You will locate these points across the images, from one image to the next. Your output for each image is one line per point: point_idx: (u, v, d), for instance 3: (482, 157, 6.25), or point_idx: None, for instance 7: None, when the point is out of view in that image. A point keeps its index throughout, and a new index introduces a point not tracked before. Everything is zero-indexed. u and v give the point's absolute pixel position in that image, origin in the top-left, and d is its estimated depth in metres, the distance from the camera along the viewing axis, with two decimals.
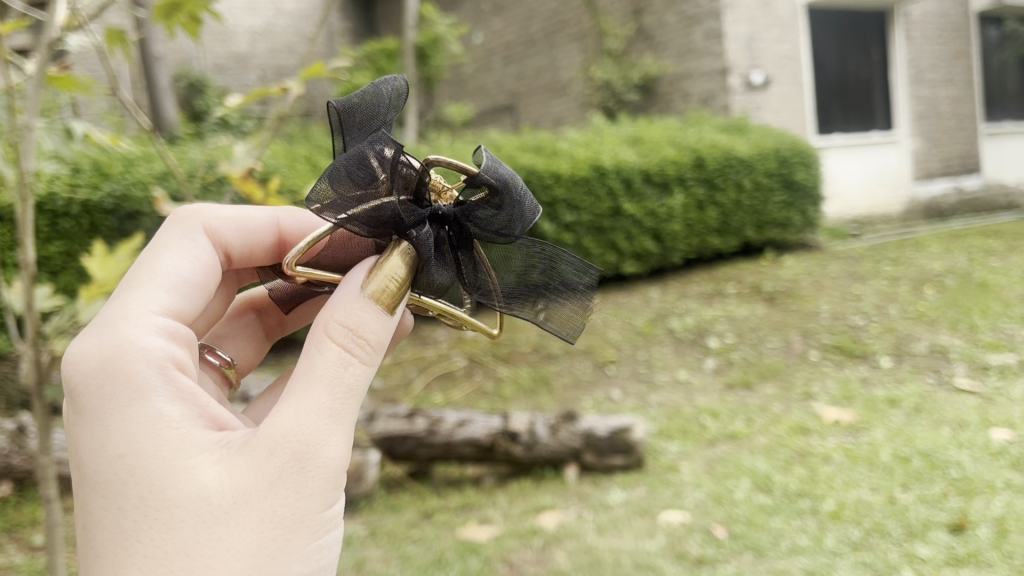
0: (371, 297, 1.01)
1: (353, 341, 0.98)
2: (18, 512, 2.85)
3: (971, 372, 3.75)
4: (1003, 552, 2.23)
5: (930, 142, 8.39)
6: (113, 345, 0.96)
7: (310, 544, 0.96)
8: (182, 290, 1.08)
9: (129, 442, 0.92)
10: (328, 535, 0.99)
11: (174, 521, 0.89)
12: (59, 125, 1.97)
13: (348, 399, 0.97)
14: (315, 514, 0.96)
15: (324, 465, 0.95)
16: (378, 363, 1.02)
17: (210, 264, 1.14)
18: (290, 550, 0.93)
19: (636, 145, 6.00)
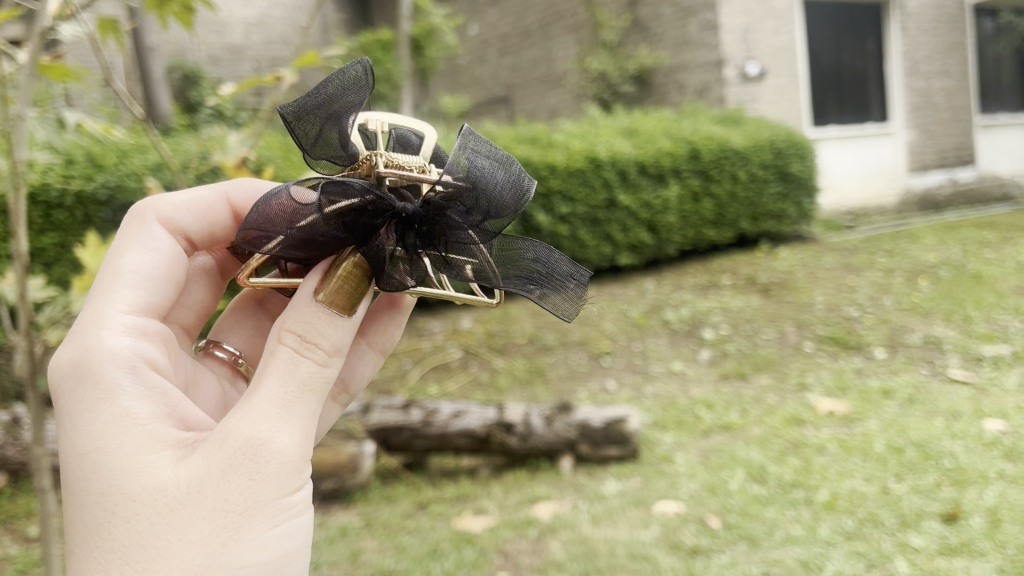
0: (324, 298, 1.02)
1: (306, 343, 0.99)
2: (12, 503, 2.84)
3: (964, 363, 3.77)
4: (996, 542, 2.24)
5: (925, 133, 8.40)
6: (83, 348, 1.00)
7: (268, 531, 0.97)
8: (147, 285, 1.11)
9: (93, 440, 0.94)
10: (289, 523, 0.99)
11: (130, 514, 0.91)
12: (51, 116, 1.95)
13: (302, 393, 0.99)
14: (271, 502, 0.96)
15: (275, 455, 0.95)
16: (336, 360, 1.03)
17: (171, 253, 1.15)
18: (245, 538, 0.94)
19: (632, 137, 5.99)
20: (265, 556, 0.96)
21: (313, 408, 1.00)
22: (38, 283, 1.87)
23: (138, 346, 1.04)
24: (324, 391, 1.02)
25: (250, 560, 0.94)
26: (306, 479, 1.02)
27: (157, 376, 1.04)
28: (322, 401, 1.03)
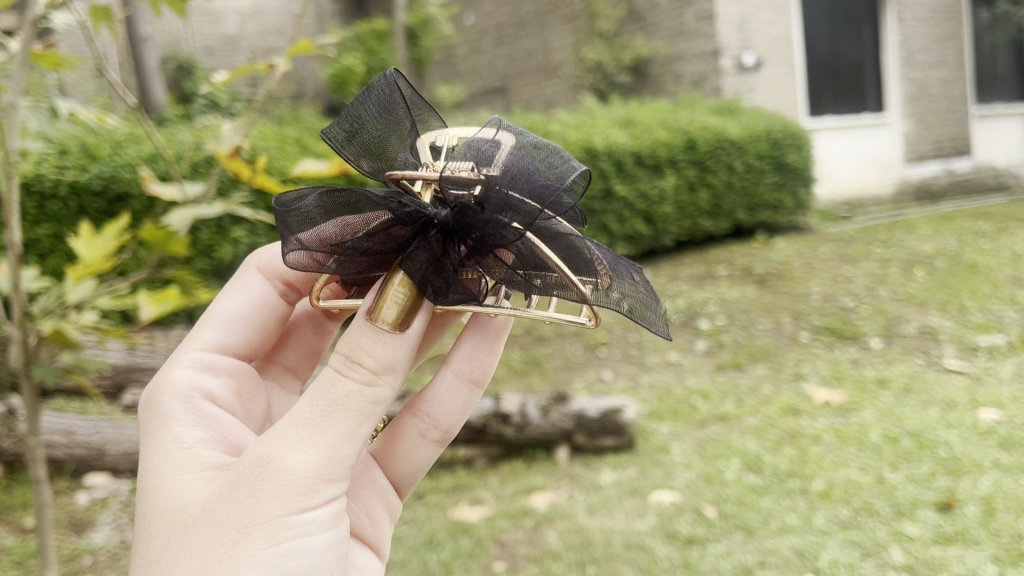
0: (372, 315, 0.96)
1: (349, 362, 0.97)
2: (8, 494, 2.83)
3: (960, 353, 3.77)
4: (990, 530, 2.25)
5: (921, 124, 8.39)
6: (157, 385, 1.18)
7: (270, 550, 0.98)
8: (228, 327, 1.30)
9: (146, 464, 1.08)
10: (297, 542, 0.99)
11: (156, 529, 1.01)
12: (44, 105, 1.93)
13: (330, 413, 0.97)
14: (275, 521, 0.98)
15: (280, 474, 0.97)
16: (385, 381, 0.98)
17: (260, 297, 1.33)
18: (242, 555, 0.96)
19: (628, 127, 5.98)
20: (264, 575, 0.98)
21: (344, 431, 0.98)
22: (31, 273, 1.86)
23: (198, 381, 1.21)
24: (368, 411, 0.99)
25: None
26: (326, 499, 1.01)
27: (215, 411, 1.16)
28: (366, 421, 0.99)
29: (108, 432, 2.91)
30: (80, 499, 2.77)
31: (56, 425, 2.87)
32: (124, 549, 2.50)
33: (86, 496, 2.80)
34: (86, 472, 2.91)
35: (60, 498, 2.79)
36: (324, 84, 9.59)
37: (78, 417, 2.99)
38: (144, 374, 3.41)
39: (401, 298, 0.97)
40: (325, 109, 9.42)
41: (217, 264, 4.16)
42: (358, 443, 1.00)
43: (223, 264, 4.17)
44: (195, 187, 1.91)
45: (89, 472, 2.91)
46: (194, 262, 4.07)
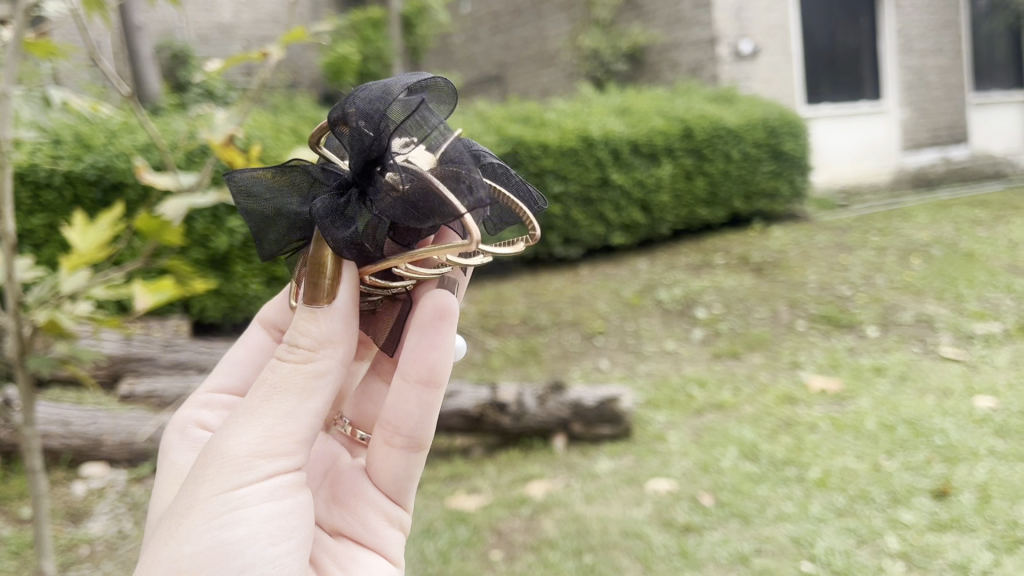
0: (305, 298, 1.04)
1: (288, 345, 1.04)
2: (4, 484, 2.82)
3: (956, 341, 3.78)
4: (985, 517, 2.26)
5: (918, 112, 8.38)
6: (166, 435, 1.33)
7: (211, 527, 1.01)
8: (233, 372, 1.43)
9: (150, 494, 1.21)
10: (237, 516, 1.02)
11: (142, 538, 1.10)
12: (37, 94, 1.92)
13: (269, 395, 1.03)
14: (217, 500, 1.02)
15: (220, 457, 1.02)
16: (325, 356, 1.04)
17: (260, 346, 1.44)
18: (184, 532, 1.00)
19: (625, 116, 5.95)
20: (204, 548, 1.00)
21: (282, 411, 1.03)
22: (25, 263, 1.85)
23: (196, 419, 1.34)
24: (310, 388, 1.04)
25: (185, 554, 0.99)
26: (267, 477, 1.04)
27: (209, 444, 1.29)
28: (309, 399, 1.04)
29: (105, 422, 2.91)
30: (77, 489, 2.77)
31: (52, 416, 2.87)
32: (121, 540, 2.50)
33: (82, 486, 2.79)
34: (83, 463, 2.90)
35: (57, 488, 2.78)
36: (319, 73, 9.55)
37: (74, 407, 2.99)
38: (139, 364, 3.43)
39: (330, 269, 1.04)
40: (321, 98, 9.39)
41: (212, 253, 4.15)
42: (301, 422, 1.05)
43: (218, 253, 4.17)
44: (189, 177, 1.90)
45: (86, 462, 2.90)
46: (189, 252, 4.05)
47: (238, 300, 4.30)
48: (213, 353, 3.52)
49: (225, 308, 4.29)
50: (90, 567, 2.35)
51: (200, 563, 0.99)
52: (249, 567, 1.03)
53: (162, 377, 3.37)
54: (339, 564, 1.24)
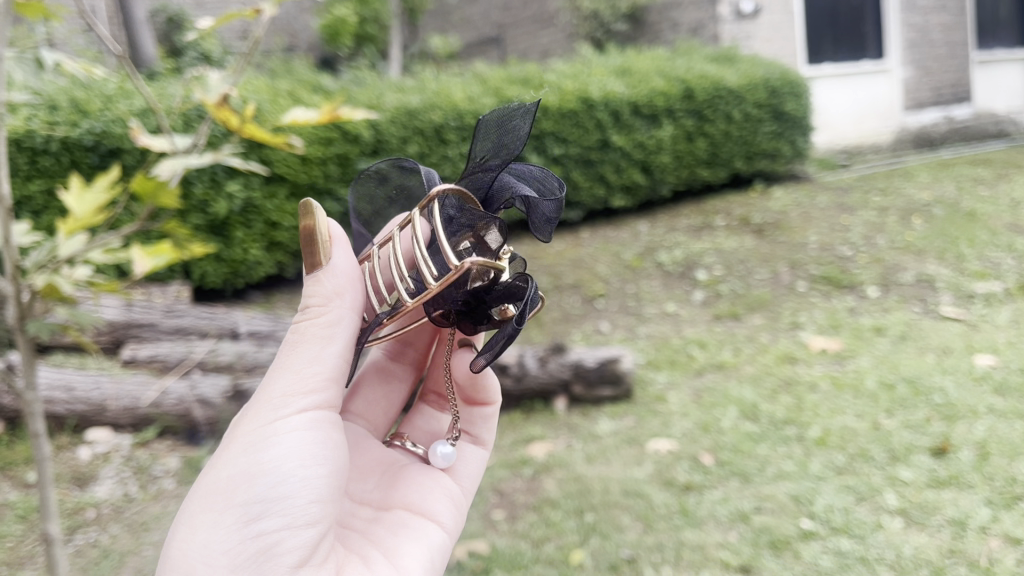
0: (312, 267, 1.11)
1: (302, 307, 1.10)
2: (11, 450, 2.82)
3: (957, 300, 3.77)
4: (984, 474, 2.28)
5: (921, 70, 8.28)
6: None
7: (244, 454, 1.08)
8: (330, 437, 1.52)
9: None
10: (266, 446, 1.09)
11: None
12: (30, 55, 1.88)
13: (296, 343, 1.11)
14: (251, 432, 1.10)
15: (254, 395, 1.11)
16: (335, 306, 1.10)
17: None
18: (221, 459, 1.08)
19: (625, 77, 5.89)
20: (238, 470, 1.08)
21: (307, 354, 1.10)
22: (24, 228, 1.83)
23: None
24: (329, 333, 1.10)
25: (221, 476, 1.07)
26: (300, 411, 1.11)
27: None
28: (330, 343, 1.10)
29: (108, 387, 2.94)
30: (83, 454, 2.77)
31: (55, 382, 2.88)
32: (127, 503, 2.53)
33: (88, 451, 2.80)
34: (87, 428, 2.91)
35: (62, 453, 2.79)
36: (317, 36, 9.44)
37: (77, 372, 3.01)
38: (140, 329, 3.43)
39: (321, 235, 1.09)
40: (318, 62, 9.30)
41: (212, 219, 4.15)
42: (326, 362, 1.11)
43: (218, 219, 4.16)
44: (184, 138, 1.86)
45: (91, 427, 2.92)
46: (190, 217, 4.05)
47: (239, 266, 4.32)
48: (214, 318, 3.54)
49: (226, 274, 4.31)
50: (97, 530, 2.38)
51: (233, 483, 1.07)
52: (279, 485, 1.08)
53: (164, 342, 3.39)
54: (391, 531, 1.29)
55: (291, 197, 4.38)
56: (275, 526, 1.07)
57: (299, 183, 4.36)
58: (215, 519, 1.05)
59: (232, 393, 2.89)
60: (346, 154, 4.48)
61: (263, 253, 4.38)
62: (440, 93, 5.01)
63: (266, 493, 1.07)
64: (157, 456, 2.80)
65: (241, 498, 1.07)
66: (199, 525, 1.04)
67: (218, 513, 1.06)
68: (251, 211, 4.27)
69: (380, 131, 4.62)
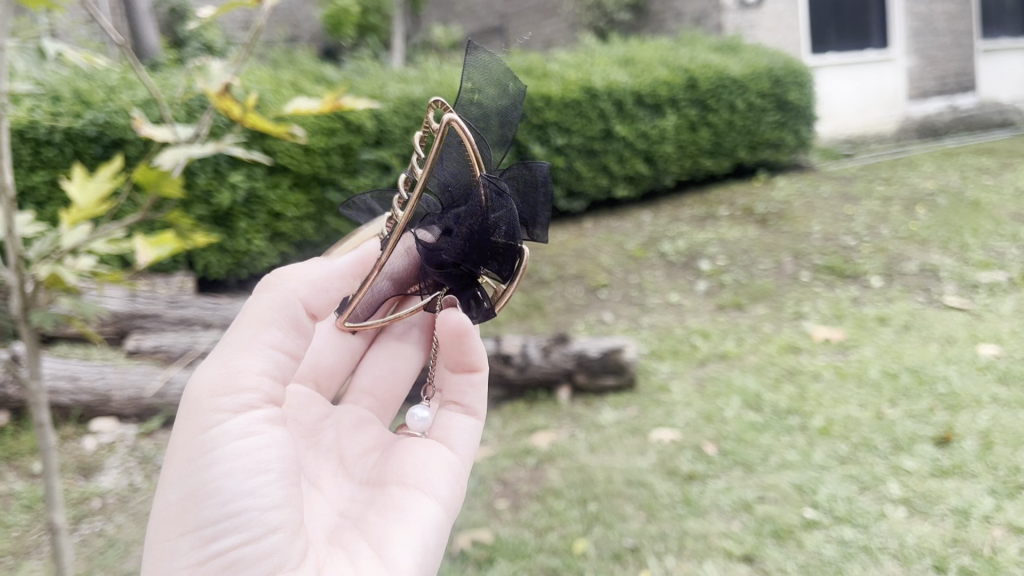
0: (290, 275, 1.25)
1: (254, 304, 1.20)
2: (16, 440, 2.83)
3: (960, 290, 3.77)
4: (987, 463, 2.28)
5: (925, 59, 8.22)
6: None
7: (189, 475, 1.09)
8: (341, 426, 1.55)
9: None
10: (209, 461, 1.10)
11: None
12: (32, 45, 1.87)
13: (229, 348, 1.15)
14: (191, 448, 1.11)
15: (190, 405, 1.12)
16: (270, 302, 1.17)
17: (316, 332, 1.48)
18: (169, 481, 1.10)
19: (628, 66, 5.87)
20: (187, 483, 1.09)
21: (240, 344, 1.15)
22: (28, 219, 1.82)
23: None
24: (264, 325, 1.16)
25: (171, 501, 1.09)
26: (234, 415, 1.12)
27: None
28: (260, 336, 1.16)
29: (113, 377, 2.94)
30: (88, 444, 2.78)
31: (60, 372, 2.89)
32: (132, 493, 2.54)
33: (93, 441, 2.81)
34: (92, 418, 2.92)
35: (67, 443, 2.79)
36: (319, 27, 9.41)
37: (81, 363, 3.02)
38: (143, 320, 3.44)
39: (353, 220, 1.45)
40: (321, 53, 9.28)
41: (215, 210, 4.14)
42: (258, 354, 1.16)
43: (221, 209, 4.16)
44: (186, 128, 1.85)
45: (96, 418, 2.92)
46: (193, 208, 4.04)
47: (242, 257, 4.31)
48: (218, 309, 3.57)
49: (230, 265, 4.30)
50: (102, 519, 2.39)
51: (187, 497, 1.09)
52: (229, 499, 1.09)
53: (168, 333, 3.39)
54: (381, 513, 1.27)
55: (294, 187, 4.38)
56: (234, 540, 1.08)
57: (302, 173, 4.37)
58: (174, 546, 1.07)
59: None
60: (349, 144, 4.47)
61: (266, 244, 4.37)
62: (442, 84, 5.01)
63: (219, 499, 1.09)
64: (161, 445, 2.81)
65: (193, 520, 1.08)
66: (161, 555, 1.07)
67: (176, 539, 1.08)
68: (254, 201, 4.27)
69: (383, 121, 4.61)
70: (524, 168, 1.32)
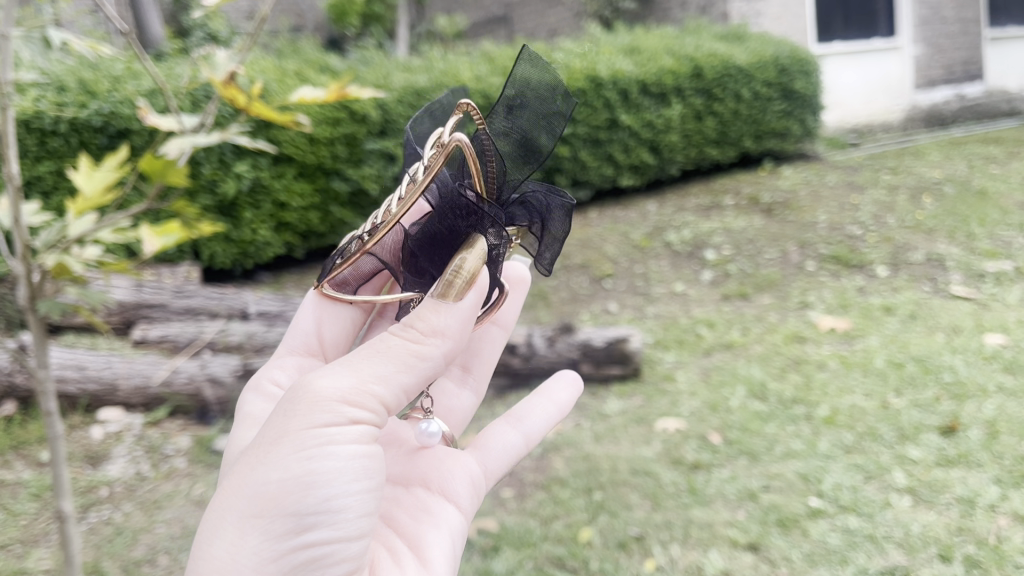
0: (435, 291, 1.11)
1: (403, 324, 1.09)
2: (23, 429, 2.84)
3: (967, 279, 3.76)
4: (993, 453, 2.28)
5: (931, 48, 8.12)
6: (258, 385, 1.45)
7: (299, 462, 1.05)
8: None
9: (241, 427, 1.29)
10: (320, 460, 1.05)
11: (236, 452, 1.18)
12: (36, 33, 1.86)
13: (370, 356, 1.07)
14: (306, 439, 1.05)
15: (314, 396, 1.05)
16: (432, 343, 1.08)
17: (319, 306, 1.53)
18: (273, 460, 1.04)
19: (633, 55, 5.85)
20: (289, 477, 1.04)
21: (383, 371, 1.06)
22: (33, 209, 1.81)
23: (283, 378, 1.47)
24: (413, 367, 1.07)
25: (273, 479, 1.04)
26: (355, 426, 1.06)
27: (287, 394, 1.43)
28: (405, 370, 1.07)
29: (120, 367, 2.95)
30: (95, 433, 2.79)
31: (66, 361, 2.90)
32: (139, 482, 2.55)
33: (100, 430, 2.81)
34: (99, 408, 2.93)
35: (75, 432, 2.81)
36: (324, 16, 9.39)
37: (87, 352, 3.03)
38: (150, 310, 3.45)
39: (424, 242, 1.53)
40: (324, 41, 9.27)
41: (220, 200, 4.15)
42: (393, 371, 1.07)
43: (226, 200, 4.17)
44: (192, 117, 1.84)
45: (103, 407, 2.93)
46: (199, 197, 4.04)
47: (248, 247, 4.33)
48: (223, 298, 3.56)
49: (236, 254, 4.32)
50: (110, 508, 2.41)
51: (283, 495, 1.04)
52: (330, 498, 1.07)
53: (174, 322, 3.40)
54: (415, 514, 1.32)
55: (299, 176, 4.39)
56: (321, 534, 1.08)
57: (307, 163, 4.37)
58: (263, 525, 1.04)
59: (242, 373, 2.90)
60: (354, 134, 4.47)
61: (271, 234, 4.39)
62: (447, 73, 5.02)
63: (314, 507, 1.06)
64: (168, 435, 2.82)
65: (292, 508, 1.05)
66: (247, 529, 1.03)
67: (268, 519, 1.04)
68: (259, 191, 4.27)
69: (388, 111, 4.61)
70: (544, 192, 1.34)
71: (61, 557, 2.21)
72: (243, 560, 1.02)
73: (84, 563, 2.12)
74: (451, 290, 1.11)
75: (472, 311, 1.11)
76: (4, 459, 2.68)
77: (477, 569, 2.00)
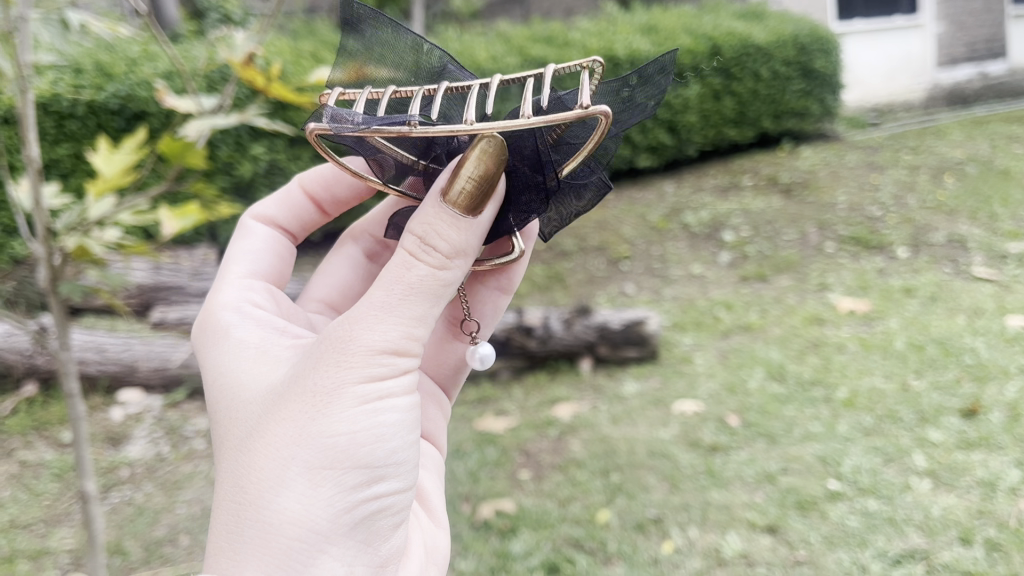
0: (449, 203, 1.03)
1: (424, 246, 1.03)
2: (46, 411, 2.87)
3: (989, 261, 3.71)
4: (1015, 436, 2.26)
5: (955, 25, 7.95)
6: (212, 302, 1.30)
7: (358, 410, 1.06)
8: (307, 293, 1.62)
9: (221, 365, 1.18)
10: (379, 410, 1.08)
11: (248, 400, 1.11)
12: (56, 15, 1.84)
13: (408, 295, 1.03)
14: (367, 390, 1.05)
15: (365, 349, 1.03)
16: (456, 265, 1.05)
17: (270, 235, 1.50)
18: (339, 417, 1.05)
19: (651, 35, 5.81)
20: (357, 430, 1.06)
21: (426, 311, 1.05)
22: (51, 191, 1.81)
23: (245, 295, 1.32)
24: (440, 293, 1.06)
25: (341, 431, 1.05)
26: (405, 369, 1.08)
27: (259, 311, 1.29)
28: (439, 303, 1.07)
29: (139, 349, 2.98)
30: (115, 415, 2.82)
31: (87, 344, 2.93)
32: (160, 462, 2.57)
33: (120, 411, 2.84)
34: (119, 389, 2.97)
35: (96, 413, 2.84)
36: None
37: (107, 334, 3.05)
38: (169, 292, 3.48)
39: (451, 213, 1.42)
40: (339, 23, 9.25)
41: (237, 181, 4.16)
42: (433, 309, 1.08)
43: (242, 181, 4.17)
44: (210, 99, 1.83)
45: (123, 388, 2.97)
46: (216, 179, 4.05)
47: None
48: None
49: None
50: (131, 489, 2.43)
51: (347, 443, 1.06)
52: (389, 444, 1.11)
53: (193, 305, 3.42)
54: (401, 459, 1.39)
55: (315, 158, 4.38)
56: (384, 481, 1.12)
57: None
58: (338, 477, 1.06)
59: None
60: None
61: None
62: (462, 54, 5.01)
63: (379, 455, 1.10)
64: (188, 416, 2.83)
65: (363, 460, 1.08)
66: (320, 484, 1.04)
67: (342, 472, 1.06)
68: (275, 173, 4.28)
69: None
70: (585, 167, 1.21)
71: (84, 537, 2.23)
72: (320, 509, 1.04)
73: (108, 542, 2.15)
74: (468, 200, 1.04)
75: (487, 223, 1.07)
76: (27, 439, 2.71)
77: (496, 552, 2.01)
